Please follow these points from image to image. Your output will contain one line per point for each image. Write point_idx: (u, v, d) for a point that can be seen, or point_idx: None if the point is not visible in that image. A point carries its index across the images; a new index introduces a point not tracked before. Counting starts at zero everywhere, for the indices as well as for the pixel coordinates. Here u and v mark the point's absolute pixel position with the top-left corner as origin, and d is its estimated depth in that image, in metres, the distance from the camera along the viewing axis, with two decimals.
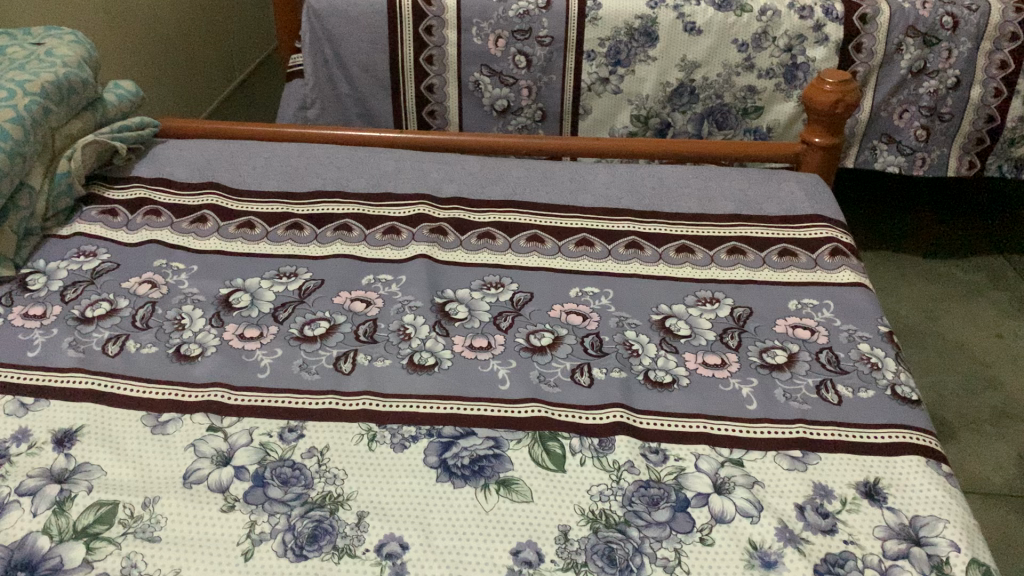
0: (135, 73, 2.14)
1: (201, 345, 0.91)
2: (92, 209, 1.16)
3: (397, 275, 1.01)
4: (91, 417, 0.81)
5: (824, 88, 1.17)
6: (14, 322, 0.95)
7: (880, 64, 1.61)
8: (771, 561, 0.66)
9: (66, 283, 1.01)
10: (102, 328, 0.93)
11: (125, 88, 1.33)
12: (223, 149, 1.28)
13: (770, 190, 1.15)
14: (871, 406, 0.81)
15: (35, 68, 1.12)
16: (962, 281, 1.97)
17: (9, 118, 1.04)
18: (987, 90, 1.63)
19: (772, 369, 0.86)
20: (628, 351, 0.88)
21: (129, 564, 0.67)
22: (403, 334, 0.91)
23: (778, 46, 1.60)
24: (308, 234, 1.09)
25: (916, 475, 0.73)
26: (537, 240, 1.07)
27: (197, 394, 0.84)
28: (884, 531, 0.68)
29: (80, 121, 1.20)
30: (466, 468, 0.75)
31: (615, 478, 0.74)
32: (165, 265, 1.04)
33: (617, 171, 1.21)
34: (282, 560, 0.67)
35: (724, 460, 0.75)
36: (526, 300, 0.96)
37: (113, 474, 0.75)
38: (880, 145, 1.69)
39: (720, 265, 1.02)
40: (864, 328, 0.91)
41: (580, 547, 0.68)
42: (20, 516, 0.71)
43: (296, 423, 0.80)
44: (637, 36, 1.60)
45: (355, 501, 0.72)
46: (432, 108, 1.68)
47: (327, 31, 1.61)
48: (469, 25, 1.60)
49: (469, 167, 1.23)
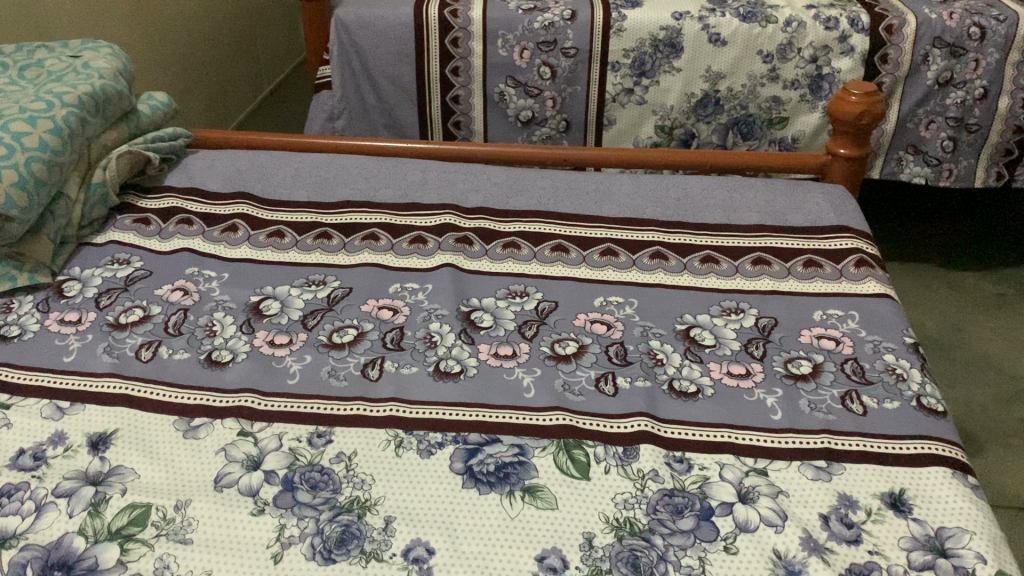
0: (169, 83, 2.19)
1: (231, 350, 0.93)
2: (126, 218, 1.19)
3: (423, 283, 1.03)
4: (125, 422, 0.83)
5: (849, 99, 1.17)
6: (51, 327, 0.97)
7: (906, 75, 1.60)
8: (795, 570, 0.66)
9: (101, 290, 1.04)
10: (135, 334, 0.96)
11: (158, 99, 1.37)
12: (253, 160, 1.31)
13: (796, 201, 1.15)
14: (896, 417, 0.80)
15: (73, 80, 1.16)
16: (990, 293, 1.94)
17: (48, 129, 1.07)
18: (1015, 101, 1.60)
19: (797, 380, 0.86)
20: (653, 361, 0.89)
21: (161, 565, 0.69)
22: (429, 341, 0.93)
23: (803, 57, 1.60)
24: (337, 243, 1.11)
25: (942, 487, 0.73)
26: (562, 250, 1.08)
27: (229, 399, 0.86)
28: (910, 542, 0.68)
29: (115, 132, 1.24)
30: (491, 474, 0.76)
31: (639, 486, 0.74)
32: (196, 273, 1.06)
33: (642, 182, 1.22)
34: (311, 563, 0.69)
35: (748, 469, 0.75)
36: (551, 308, 0.97)
37: (146, 477, 0.77)
38: (907, 156, 1.68)
39: (745, 275, 1.02)
40: (889, 339, 0.90)
41: (604, 554, 0.68)
42: (57, 517, 0.73)
43: (325, 429, 0.81)
44: (661, 47, 1.61)
45: (383, 506, 0.73)
46: (457, 119, 1.70)
47: (355, 44, 1.64)
48: (495, 37, 1.61)
49: (495, 177, 1.25)
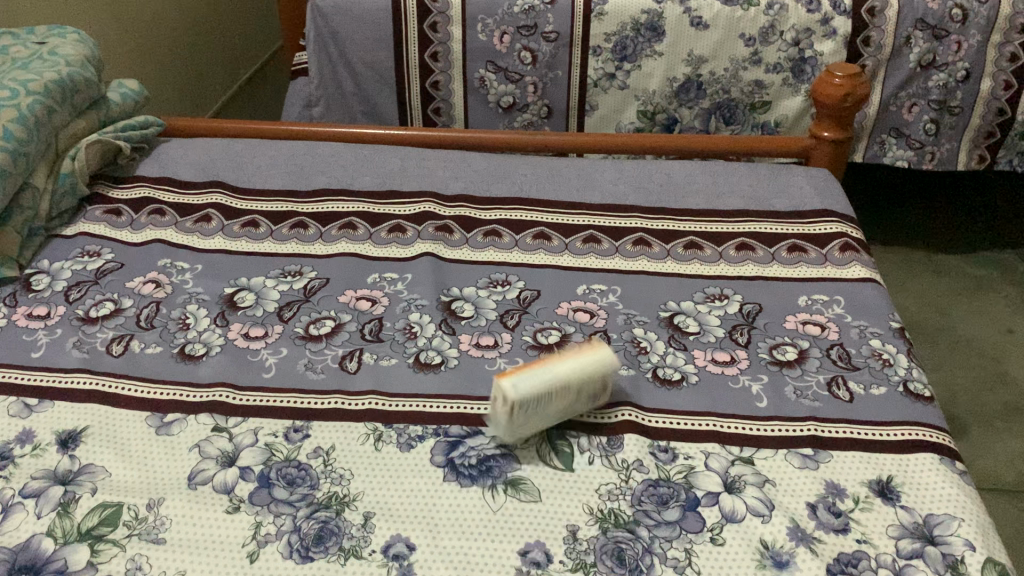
0: (140, 71, 2.14)
1: (205, 344, 0.90)
2: (96, 209, 1.15)
3: (403, 273, 1.00)
4: (96, 418, 0.81)
5: (833, 82, 1.16)
6: (18, 322, 0.94)
7: (889, 57, 1.58)
8: (783, 561, 0.65)
9: (70, 283, 1.01)
10: (106, 328, 0.93)
11: (128, 87, 1.32)
12: (227, 148, 1.27)
13: (780, 185, 1.14)
14: (882, 402, 0.80)
15: (38, 67, 1.12)
16: (971, 276, 1.95)
17: (12, 119, 1.04)
18: (997, 83, 1.60)
19: (782, 366, 0.84)
20: (636, 349, 0.88)
21: (134, 567, 0.67)
22: (409, 332, 0.91)
23: (785, 40, 1.56)
24: (313, 233, 1.09)
25: (928, 473, 0.72)
26: (544, 237, 1.06)
27: (202, 394, 0.83)
28: (897, 530, 0.67)
29: (84, 121, 1.20)
30: (473, 467, 0.74)
31: (623, 477, 0.73)
32: (169, 265, 1.03)
33: (624, 167, 1.20)
34: (288, 562, 0.67)
35: (734, 458, 0.74)
36: (533, 297, 0.96)
37: (118, 475, 0.75)
38: (890, 139, 1.67)
39: (728, 261, 1.01)
40: (875, 324, 0.90)
41: (589, 547, 0.67)
42: (25, 519, 0.71)
43: (302, 423, 0.79)
44: (643, 31, 1.57)
45: (362, 502, 0.71)
46: (437, 105, 1.67)
47: (332, 28, 1.61)
48: (474, 21, 1.58)
49: (475, 164, 1.22)
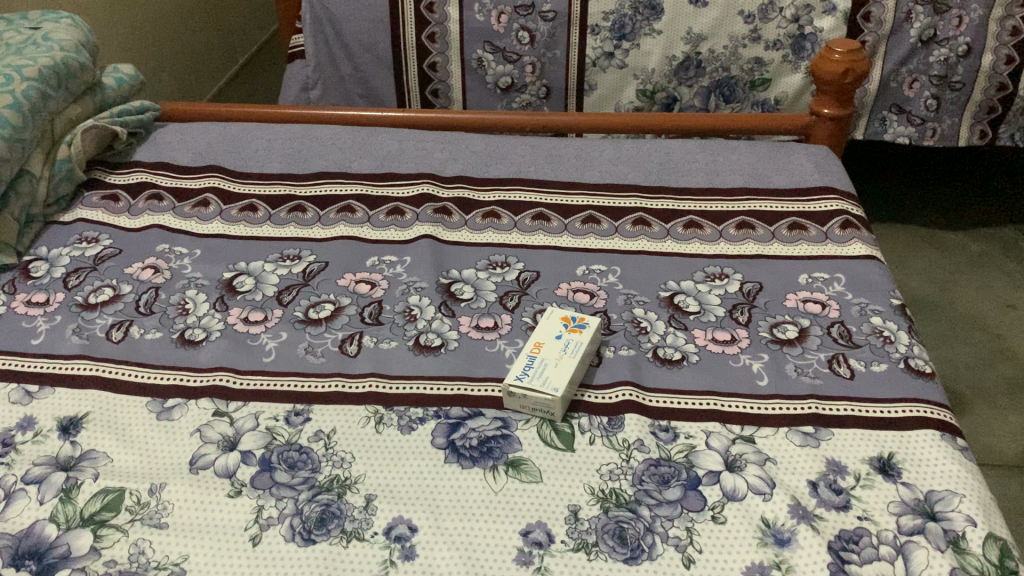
0: (135, 55, 2.12)
1: (205, 329, 0.90)
2: (92, 195, 1.15)
3: (402, 256, 1.00)
4: (96, 405, 0.81)
5: (832, 57, 1.15)
6: (17, 309, 0.94)
7: (889, 33, 1.56)
8: (784, 538, 0.66)
9: (68, 269, 1.00)
10: (105, 314, 0.93)
11: (124, 71, 1.31)
12: (223, 132, 1.26)
13: (780, 163, 1.13)
14: (882, 380, 0.79)
15: (32, 53, 1.11)
16: (973, 252, 1.94)
17: (7, 104, 1.03)
18: (999, 57, 1.57)
19: (783, 345, 0.84)
20: (636, 329, 0.87)
21: (136, 551, 0.67)
22: (409, 315, 0.90)
23: (785, 16, 1.54)
24: (312, 216, 1.08)
25: (930, 450, 0.72)
26: (544, 218, 1.05)
27: (203, 378, 0.83)
28: (899, 507, 0.67)
29: (79, 106, 1.19)
30: (474, 449, 0.74)
31: (625, 456, 0.73)
32: (167, 250, 1.03)
33: (623, 146, 1.19)
34: (291, 545, 0.67)
35: (735, 437, 0.74)
36: (533, 279, 0.95)
37: (119, 461, 0.75)
38: (891, 116, 1.65)
39: (729, 240, 1.00)
40: (875, 302, 0.89)
41: (591, 527, 0.67)
42: (27, 505, 0.71)
43: (302, 407, 0.79)
44: (641, 9, 1.55)
45: (363, 485, 0.71)
46: (434, 87, 1.65)
47: (328, 11, 1.60)
48: (471, 2, 1.56)
49: (474, 145, 1.21)
